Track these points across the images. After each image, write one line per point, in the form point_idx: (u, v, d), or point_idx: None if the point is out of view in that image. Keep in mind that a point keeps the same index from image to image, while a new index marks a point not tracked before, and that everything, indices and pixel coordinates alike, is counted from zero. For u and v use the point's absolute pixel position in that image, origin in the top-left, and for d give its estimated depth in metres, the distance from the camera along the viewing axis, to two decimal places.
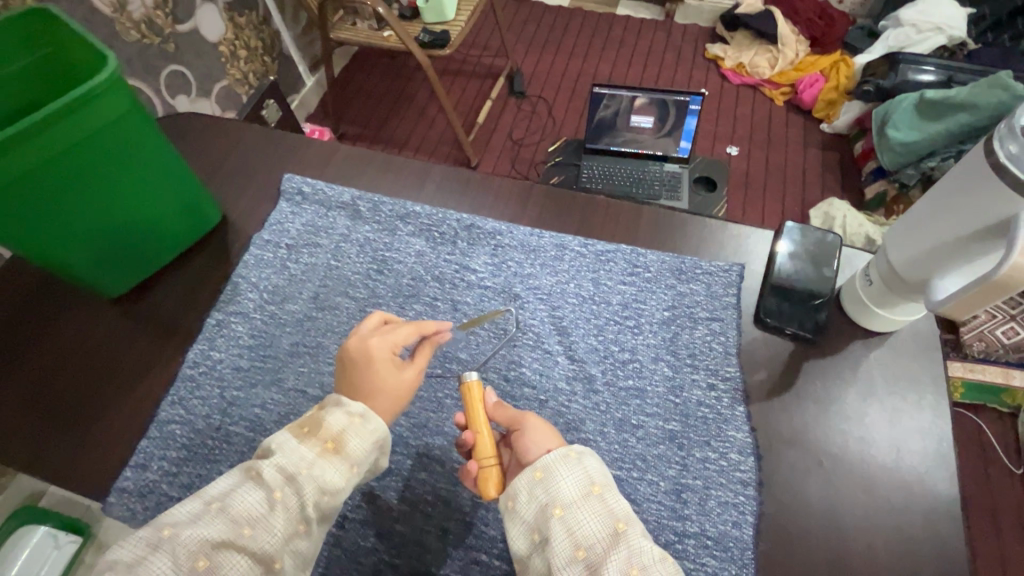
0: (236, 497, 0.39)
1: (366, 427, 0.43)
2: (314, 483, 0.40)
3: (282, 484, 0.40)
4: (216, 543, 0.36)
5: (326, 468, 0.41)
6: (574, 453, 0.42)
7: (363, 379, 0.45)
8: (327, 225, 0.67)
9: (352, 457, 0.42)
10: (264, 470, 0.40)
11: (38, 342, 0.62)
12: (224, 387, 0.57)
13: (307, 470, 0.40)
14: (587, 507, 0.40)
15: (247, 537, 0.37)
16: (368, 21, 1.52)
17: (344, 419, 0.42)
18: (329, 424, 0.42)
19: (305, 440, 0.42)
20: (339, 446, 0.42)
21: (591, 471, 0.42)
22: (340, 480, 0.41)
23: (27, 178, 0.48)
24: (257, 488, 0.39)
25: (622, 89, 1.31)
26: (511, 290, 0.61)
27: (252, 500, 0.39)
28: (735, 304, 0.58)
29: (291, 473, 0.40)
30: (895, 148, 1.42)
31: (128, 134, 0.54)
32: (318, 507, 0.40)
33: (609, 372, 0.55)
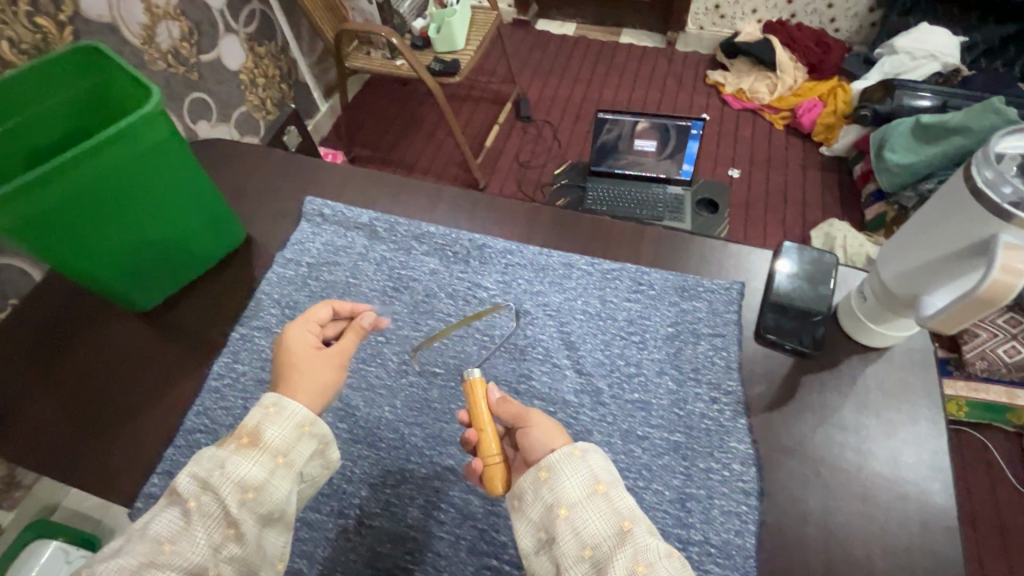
0: (155, 520, 0.42)
1: (282, 414, 0.46)
2: (230, 480, 0.43)
3: (198, 493, 0.43)
4: (136, 567, 0.39)
5: (243, 460, 0.44)
6: (579, 451, 0.45)
7: (283, 360, 0.50)
8: (346, 245, 0.70)
9: (272, 446, 0.45)
10: (179, 486, 0.43)
11: (73, 353, 0.65)
12: (247, 399, 0.59)
13: (219, 470, 0.43)
14: (593, 504, 0.42)
15: (168, 553, 0.40)
16: (380, 50, 1.59)
17: (259, 411, 0.46)
18: (245, 422, 0.46)
19: (224, 442, 0.45)
20: (254, 439, 0.45)
21: (596, 468, 0.44)
22: (262, 474, 0.44)
23: (74, 199, 0.52)
24: (175, 507, 0.43)
25: (624, 114, 1.37)
26: (521, 307, 0.64)
27: (168, 517, 0.42)
28: (735, 321, 0.61)
29: (204, 479, 0.43)
30: (891, 170, 1.46)
31: (167, 161, 0.58)
32: (245, 505, 0.43)
33: (615, 385, 0.57)
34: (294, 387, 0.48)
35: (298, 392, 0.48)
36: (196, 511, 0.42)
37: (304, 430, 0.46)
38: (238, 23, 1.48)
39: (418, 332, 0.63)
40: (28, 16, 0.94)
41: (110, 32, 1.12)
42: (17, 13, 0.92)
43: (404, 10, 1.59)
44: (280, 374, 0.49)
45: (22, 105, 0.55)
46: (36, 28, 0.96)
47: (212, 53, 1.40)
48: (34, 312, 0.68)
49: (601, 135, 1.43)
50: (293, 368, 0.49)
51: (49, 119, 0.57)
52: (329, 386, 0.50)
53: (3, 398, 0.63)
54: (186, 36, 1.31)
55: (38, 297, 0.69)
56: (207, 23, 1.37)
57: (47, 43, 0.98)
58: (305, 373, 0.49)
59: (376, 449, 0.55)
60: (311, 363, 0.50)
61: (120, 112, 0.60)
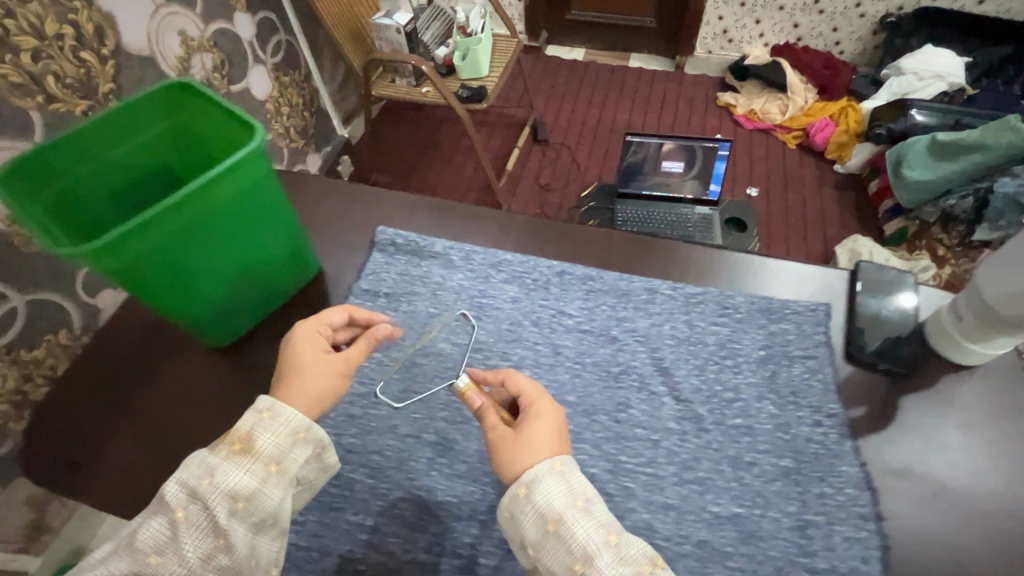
0: (144, 528, 0.44)
1: (276, 420, 0.47)
2: (220, 488, 0.44)
3: (186, 502, 0.44)
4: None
5: (234, 468, 0.45)
6: (524, 489, 0.45)
7: (288, 358, 0.52)
8: (422, 275, 0.70)
9: (264, 454, 0.46)
10: (168, 495, 0.44)
11: (150, 391, 0.64)
12: (340, 435, 0.57)
13: (209, 479, 0.44)
14: (548, 545, 0.43)
15: (153, 564, 0.42)
16: (405, 78, 1.61)
17: (252, 416, 0.47)
18: (239, 427, 0.47)
19: (216, 447, 0.47)
20: (246, 446, 0.46)
21: (545, 506, 0.44)
22: (254, 482, 0.45)
23: (174, 240, 0.52)
24: (162, 516, 0.44)
25: (652, 137, 1.42)
26: (609, 333, 0.63)
27: (154, 526, 0.43)
28: (826, 342, 0.61)
29: (193, 487, 0.44)
30: (910, 186, 1.47)
31: (261, 199, 0.57)
32: (235, 515, 0.44)
33: (716, 411, 0.57)
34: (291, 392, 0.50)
35: (296, 394, 0.50)
36: (184, 521, 0.43)
37: (298, 436, 0.48)
38: (266, 53, 1.49)
39: (508, 361, 0.62)
40: (72, 51, 0.94)
41: (148, 66, 1.11)
42: (61, 48, 0.92)
43: (427, 38, 1.60)
44: (284, 374, 0.51)
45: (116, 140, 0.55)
46: (80, 62, 0.95)
47: (241, 83, 1.40)
48: (106, 352, 0.67)
49: (627, 157, 1.47)
50: (295, 369, 0.51)
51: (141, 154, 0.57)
52: (327, 393, 0.51)
53: (86, 439, 0.61)
54: (218, 67, 1.31)
55: (110, 336, 0.69)
56: (237, 54, 1.38)
57: (91, 78, 0.98)
58: (306, 376, 0.51)
59: (481, 485, 0.54)
60: (314, 366, 0.52)
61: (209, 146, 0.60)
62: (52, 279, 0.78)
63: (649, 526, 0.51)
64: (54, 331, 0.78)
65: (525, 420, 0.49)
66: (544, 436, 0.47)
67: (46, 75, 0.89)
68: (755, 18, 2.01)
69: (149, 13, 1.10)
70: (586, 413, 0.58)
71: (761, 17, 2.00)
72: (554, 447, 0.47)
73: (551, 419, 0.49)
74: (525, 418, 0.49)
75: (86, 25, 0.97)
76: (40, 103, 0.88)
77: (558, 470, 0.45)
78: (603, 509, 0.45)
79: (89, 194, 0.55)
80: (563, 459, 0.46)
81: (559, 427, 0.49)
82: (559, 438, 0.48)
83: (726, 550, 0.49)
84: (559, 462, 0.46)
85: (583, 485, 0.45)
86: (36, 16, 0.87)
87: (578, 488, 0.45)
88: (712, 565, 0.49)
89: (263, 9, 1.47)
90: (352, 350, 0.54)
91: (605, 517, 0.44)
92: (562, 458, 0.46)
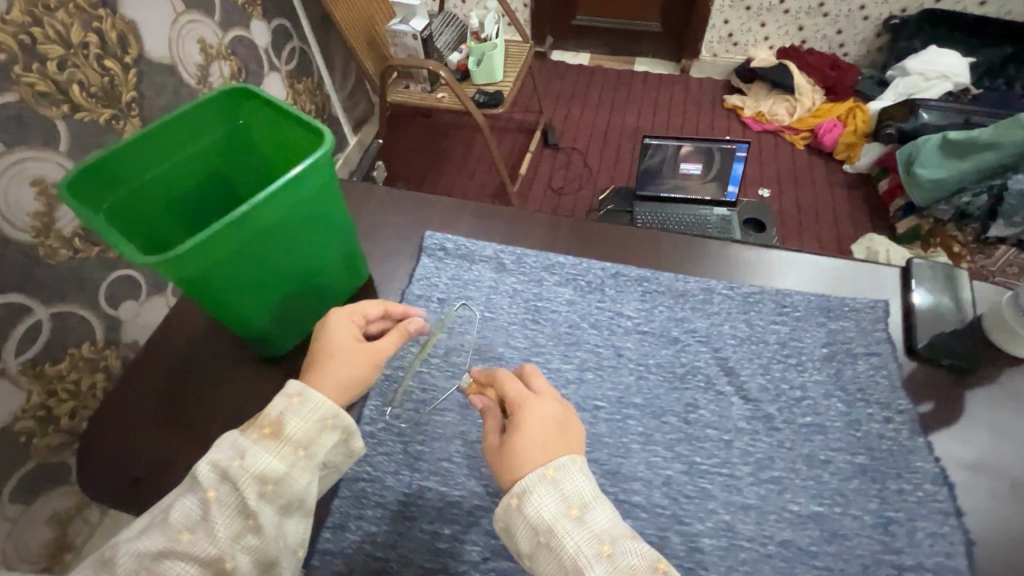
0: (175, 506, 0.43)
1: (305, 406, 0.46)
2: (250, 473, 0.43)
3: (218, 483, 0.43)
4: (154, 553, 0.41)
5: (261, 453, 0.44)
6: (515, 500, 0.43)
7: (318, 344, 0.51)
8: (474, 278, 0.69)
9: (293, 439, 0.45)
10: (200, 473, 0.43)
11: (207, 401, 0.63)
12: (408, 442, 0.57)
13: (239, 461, 0.43)
14: (542, 557, 0.42)
15: (186, 542, 0.41)
16: (420, 84, 1.61)
17: (282, 401, 0.46)
18: (269, 411, 0.46)
19: (247, 430, 0.45)
20: (277, 430, 0.45)
21: (535, 519, 0.42)
22: (281, 468, 0.44)
23: (242, 248, 0.51)
24: (193, 494, 0.43)
25: (669, 139, 1.39)
26: (669, 334, 0.63)
27: (188, 506, 0.43)
28: (887, 339, 0.61)
29: (223, 469, 0.43)
30: (924, 184, 1.50)
31: (324, 205, 0.56)
32: (266, 497, 0.43)
33: (786, 410, 0.57)
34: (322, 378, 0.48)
35: (324, 380, 0.48)
36: (216, 500, 0.43)
37: (327, 423, 0.46)
38: (280, 60, 1.48)
39: (570, 364, 0.62)
40: (96, 59, 0.89)
41: (170, 74, 1.06)
42: (88, 56, 0.87)
43: (441, 44, 1.62)
44: (315, 361, 0.50)
45: (177, 147, 0.55)
46: (103, 70, 0.90)
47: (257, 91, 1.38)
48: (157, 363, 0.66)
49: (645, 159, 1.45)
50: (325, 355, 0.50)
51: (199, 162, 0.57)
52: (355, 381, 0.49)
53: (143, 450, 0.60)
54: (235, 74, 1.29)
55: (159, 347, 0.68)
56: (254, 61, 1.36)
57: (114, 86, 0.92)
58: (336, 362, 0.49)
59: None
60: (344, 352, 0.50)
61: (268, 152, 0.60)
62: (77, 290, 0.78)
63: (731, 527, 0.50)
64: (78, 345, 0.77)
65: (515, 425, 0.46)
66: (539, 443, 0.45)
67: (71, 84, 0.83)
68: (760, 21, 2.03)
69: (170, 20, 1.06)
70: (655, 415, 0.57)
71: (766, 20, 2.02)
72: (552, 451, 0.45)
73: (546, 423, 0.46)
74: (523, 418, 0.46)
75: (111, 33, 0.92)
76: (66, 112, 0.82)
77: (550, 479, 0.43)
78: (599, 516, 0.42)
79: (151, 203, 0.55)
80: (557, 466, 0.44)
81: (556, 431, 0.46)
82: (558, 442, 0.45)
83: (811, 550, 0.49)
84: (552, 470, 0.43)
85: (579, 492, 0.43)
86: (62, 24, 0.82)
87: (572, 496, 0.43)
88: (798, 564, 0.49)
89: (278, 15, 1.45)
90: (382, 341, 0.52)
91: (600, 524, 0.42)
92: (555, 464, 0.43)
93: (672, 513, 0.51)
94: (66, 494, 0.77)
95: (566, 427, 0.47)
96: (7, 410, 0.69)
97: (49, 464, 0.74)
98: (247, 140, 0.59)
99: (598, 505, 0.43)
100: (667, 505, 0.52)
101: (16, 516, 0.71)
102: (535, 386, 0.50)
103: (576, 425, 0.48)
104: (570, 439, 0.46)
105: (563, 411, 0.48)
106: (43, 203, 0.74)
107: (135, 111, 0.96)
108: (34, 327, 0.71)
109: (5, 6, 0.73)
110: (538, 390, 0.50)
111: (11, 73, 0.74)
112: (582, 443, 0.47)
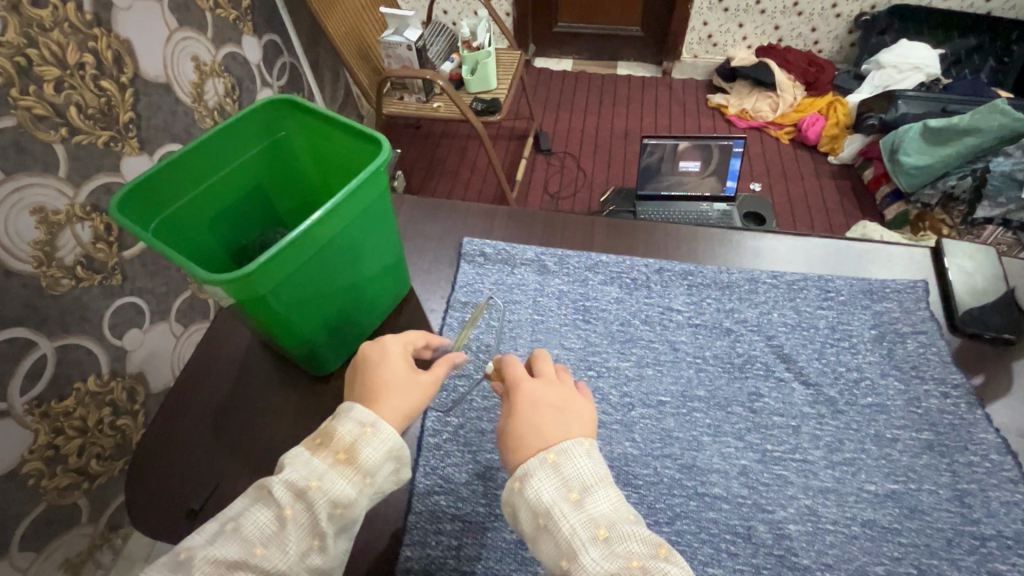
0: (247, 517, 0.41)
1: (378, 436, 0.44)
2: (325, 496, 0.41)
3: (293, 501, 0.41)
4: (229, 563, 0.38)
5: (337, 479, 0.42)
6: (518, 482, 0.42)
7: (374, 370, 0.47)
8: (518, 282, 0.68)
9: (365, 468, 0.43)
10: (274, 488, 0.41)
11: (258, 419, 0.61)
12: (476, 452, 0.56)
13: (317, 483, 0.41)
14: (542, 541, 0.40)
15: (260, 556, 0.39)
16: (415, 95, 1.62)
17: (356, 428, 0.43)
18: (341, 435, 0.43)
19: (318, 452, 0.43)
20: (351, 457, 0.43)
21: (535, 501, 0.41)
22: (352, 493, 0.42)
23: (302, 263, 0.49)
24: (267, 507, 0.41)
25: (668, 138, 1.26)
26: (722, 325, 0.64)
27: (262, 521, 0.40)
28: (931, 317, 0.63)
29: (300, 488, 0.41)
30: (909, 171, 1.57)
31: (376, 215, 0.55)
32: (334, 519, 0.41)
33: (846, 392, 0.58)
34: (388, 405, 0.46)
35: (390, 405, 0.46)
36: (292, 518, 0.40)
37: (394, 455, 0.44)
38: (272, 76, 1.34)
39: (628, 362, 0.61)
40: (93, 80, 0.75)
41: (167, 95, 0.90)
42: (84, 75, 0.73)
43: (433, 54, 1.60)
44: (373, 386, 0.47)
45: (224, 160, 0.56)
46: (100, 92, 0.75)
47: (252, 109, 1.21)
48: (205, 383, 0.64)
49: (642, 159, 1.33)
50: (388, 383, 0.47)
51: (241, 174, 0.58)
52: (414, 412, 0.47)
53: (195, 472, 0.58)
54: (229, 92, 1.11)
55: (206, 368, 0.66)
56: (247, 78, 1.20)
57: (111, 108, 0.78)
58: (401, 392, 0.46)
59: (635, 488, 0.53)
60: (408, 381, 0.47)
61: (314, 163, 0.61)
62: (80, 322, 0.71)
63: (814, 511, 0.51)
64: (84, 378, 0.72)
65: (515, 410, 0.45)
66: (535, 425, 0.44)
67: (69, 106, 0.70)
68: (738, 22, 2.09)
69: (164, 37, 0.90)
70: (721, 407, 0.57)
71: (744, 21, 2.08)
72: (553, 436, 0.43)
73: (543, 405, 0.45)
74: (532, 396, 0.46)
75: (107, 52, 0.77)
76: (64, 136, 0.70)
77: (551, 463, 0.42)
78: (601, 502, 0.40)
79: (195, 219, 0.55)
80: (559, 449, 0.42)
81: (555, 414, 0.45)
82: (559, 426, 0.44)
83: (894, 527, 0.50)
84: (554, 453, 0.42)
85: (580, 475, 0.41)
86: (59, 45, 0.69)
87: (572, 480, 0.41)
88: (884, 543, 0.49)
89: (269, 31, 1.32)
90: (435, 368, 0.49)
91: (600, 508, 0.40)
92: (557, 448, 0.42)
93: (753, 502, 0.52)
94: (77, 538, 0.74)
95: (567, 409, 0.45)
96: (14, 452, 0.64)
97: (60, 506, 0.71)
98: (287, 152, 0.61)
99: (601, 489, 0.41)
100: (748, 495, 0.52)
101: (28, 565, 0.67)
102: (540, 372, 0.49)
103: (583, 409, 0.46)
104: (575, 423, 0.44)
105: (564, 396, 0.46)
106: (45, 232, 0.66)
107: (133, 133, 0.81)
108: (39, 363, 0.66)
109: None
110: (541, 375, 0.48)
111: (6, 98, 0.63)
112: (590, 428, 0.45)
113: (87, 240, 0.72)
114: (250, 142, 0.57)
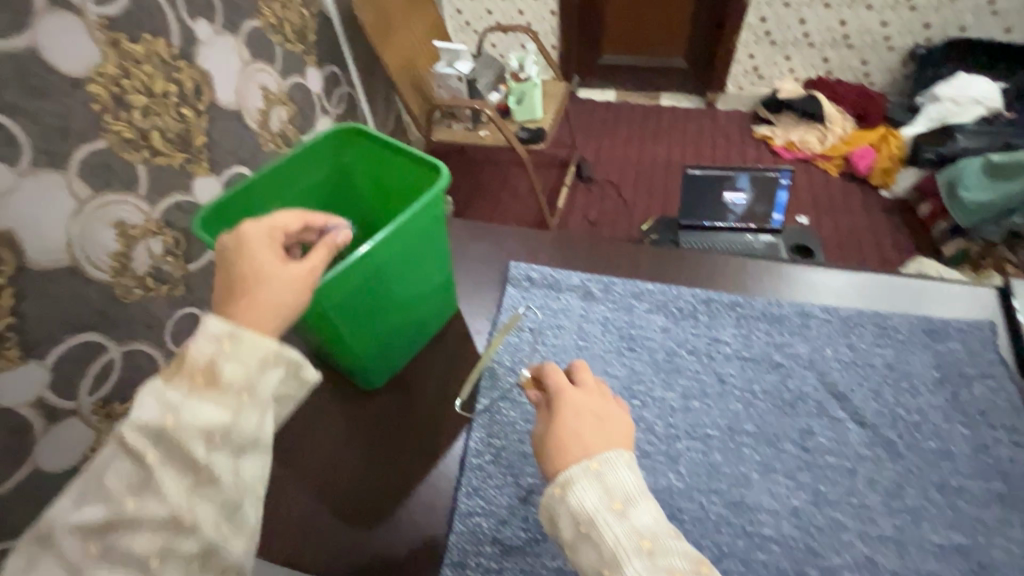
0: (111, 470, 0.38)
1: (239, 349, 0.41)
2: (189, 427, 0.38)
3: (153, 444, 0.38)
4: (98, 525, 0.37)
5: (198, 405, 0.39)
6: (559, 488, 0.41)
7: (242, 266, 0.44)
8: (564, 308, 0.69)
9: (232, 384, 0.40)
10: (128, 436, 0.38)
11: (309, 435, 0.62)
12: (518, 475, 0.56)
13: (174, 418, 0.38)
14: (582, 549, 0.40)
15: (133, 506, 0.37)
16: (461, 122, 1.70)
17: (210, 344, 0.40)
18: (195, 357, 0.40)
19: (173, 380, 0.40)
20: (211, 377, 0.40)
21: (578, 509, 0.40)
22: (224, 414, 0.39)
23: (361, 280, 0.52)
24: (129, 455, 0.38)
25: (717, 170, 1.27)
26: (771, 359, 0.62)
27: (125, 471, 0.38)
28: (1000, 360, 0.60)
29: (158, 429, 0.38)
30: (967, 207, 1.51)
31: (430, 237, 0.57)
32: (216, 448, 0.39)
33: (907, 435, 0.55)
34: (254, 302, 0.43)
35: (257, 302, 0.43)
36: (155, 459, 0.38)
37: (270, 360, 0.42)
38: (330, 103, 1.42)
39: (673, 392, 0.61)
40: (175, 107, 0.81)
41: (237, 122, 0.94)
42: (168, 103, 0.79)
43: (482, 85, 1.66)
44: (239, 284, 0.43)
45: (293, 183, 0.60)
46: (180, 118, 0.81)
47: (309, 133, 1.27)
48: None
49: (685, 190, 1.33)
50: (254, 277, 0.43)
51: (305, 196, 0.62)
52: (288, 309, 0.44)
53: None
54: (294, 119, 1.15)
55: None
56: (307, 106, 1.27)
57: (189, 133, 0.83)
58: (269, 287, 0.43)
59: (680, 523, 0.52)
60: (276, 273, 0.44)
61: (375, 186, 0.64)
62: (146, 329, 0.76)
63: (872, 560, 0.49)
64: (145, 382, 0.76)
65: (557, 416, 0.45)
66: (576, 433, 0.44)
67: (152, 130, 0.76)
68: (785, 54, 2.08)
69: (239, 67, 0.96)
70: (770, 444, 0.56)
71: (791, 53, 2.07)
72: (595, 444, 0.43)
73: (585, 413, 0.45)
74: (576, 407, 0.45)
75: (188, 82, 0.84)
76: (147, 157, 0.76)
77: (593, 471, 0.41)
78: (644, 513, 0.40)
79: None
80: (602, 458, 0.42)
81: (596, 423, 0.44)
82: (601, 435, 0.44)
83: None
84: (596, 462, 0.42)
85: (624, 486, 0.41)
86: (147, 75, 0.76)
87: (615, 489, 0.40)
88: None
89: (330, 63, 1.39)
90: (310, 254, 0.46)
91: (642, 520, 0.40)
92: (600, 457, 0.42)
93: (807, 546, 0.50)
94: None
95: (609, 419, 0.45)
96: (78, 450, 0.68)
97: None
98: (350, 175, 0.65)
99: (643, 501, 0.40)
100: (800, 537, 0.50)
101: None
102: (580, 381, 0.49)
103: (622, 421, 0.45)
104: (614, 432, 0.44)
105: (603, 406, 0.46)
106: (123, 244, 0.72)
107: (205, 155, 0.87)
108: (107, 366, 0.70)
109: (97, 58, 0.69)
110: (582, 385, 0.48)
111: (101, 122, 0.69)
112: (629, 438, 0.45)
113: (158, 253, 0.77)
114: (317, 166, 0.62)
